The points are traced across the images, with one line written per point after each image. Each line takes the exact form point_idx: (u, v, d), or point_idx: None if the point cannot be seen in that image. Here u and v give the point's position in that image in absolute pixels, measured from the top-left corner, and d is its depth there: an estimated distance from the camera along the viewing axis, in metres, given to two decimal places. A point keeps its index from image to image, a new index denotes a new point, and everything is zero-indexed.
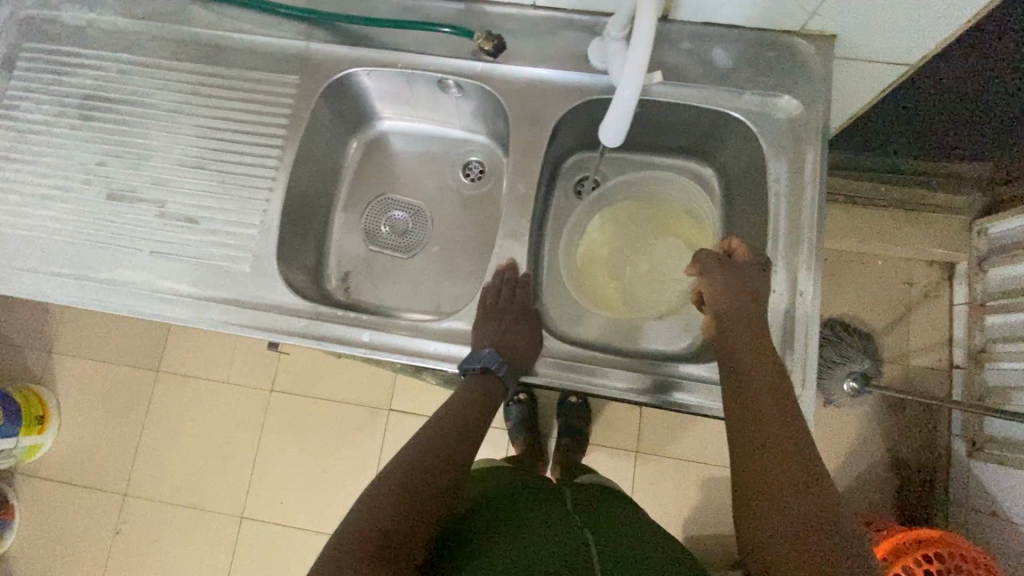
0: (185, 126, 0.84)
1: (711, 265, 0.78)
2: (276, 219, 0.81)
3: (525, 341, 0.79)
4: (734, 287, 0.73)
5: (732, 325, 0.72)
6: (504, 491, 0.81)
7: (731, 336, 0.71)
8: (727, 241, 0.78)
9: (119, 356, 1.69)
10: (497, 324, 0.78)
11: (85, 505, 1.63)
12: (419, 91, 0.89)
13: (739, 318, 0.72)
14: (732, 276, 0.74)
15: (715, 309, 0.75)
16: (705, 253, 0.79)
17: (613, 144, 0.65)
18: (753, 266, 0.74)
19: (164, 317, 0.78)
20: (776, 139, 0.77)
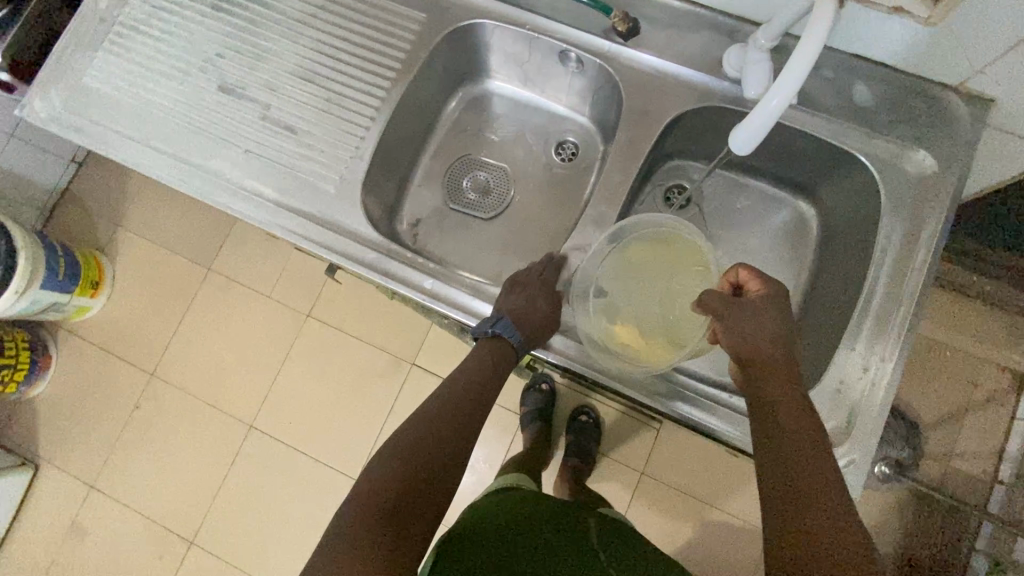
0: (305, 37, 0.85)
1: (723, 305, 0.63)
2: (371, 148, 0.82)
3: (542, 318, 0.73)
4: (753, 329, 0.62)
5: (763, 367, 0.61)
6: (512, 510, 0.83)
7: (760, 375, 0.61)
8: (733, 272, 0.66)
9: (179, 245, 1.76)
10: (517, 295, 0.75)
11: (116, 374, 1.71)
12: (537, 58, 0.87)
13: (766, 360, 0.61)
14: (749, 316, 0.62)
15: (738, 357, 0.62)
16: (708, 296, 0.63)
17: (742, 152, 0.63)
18: (767, 300, 0.63)
19: (244, 215, 0.80)
20: (897, 194, 0.72)
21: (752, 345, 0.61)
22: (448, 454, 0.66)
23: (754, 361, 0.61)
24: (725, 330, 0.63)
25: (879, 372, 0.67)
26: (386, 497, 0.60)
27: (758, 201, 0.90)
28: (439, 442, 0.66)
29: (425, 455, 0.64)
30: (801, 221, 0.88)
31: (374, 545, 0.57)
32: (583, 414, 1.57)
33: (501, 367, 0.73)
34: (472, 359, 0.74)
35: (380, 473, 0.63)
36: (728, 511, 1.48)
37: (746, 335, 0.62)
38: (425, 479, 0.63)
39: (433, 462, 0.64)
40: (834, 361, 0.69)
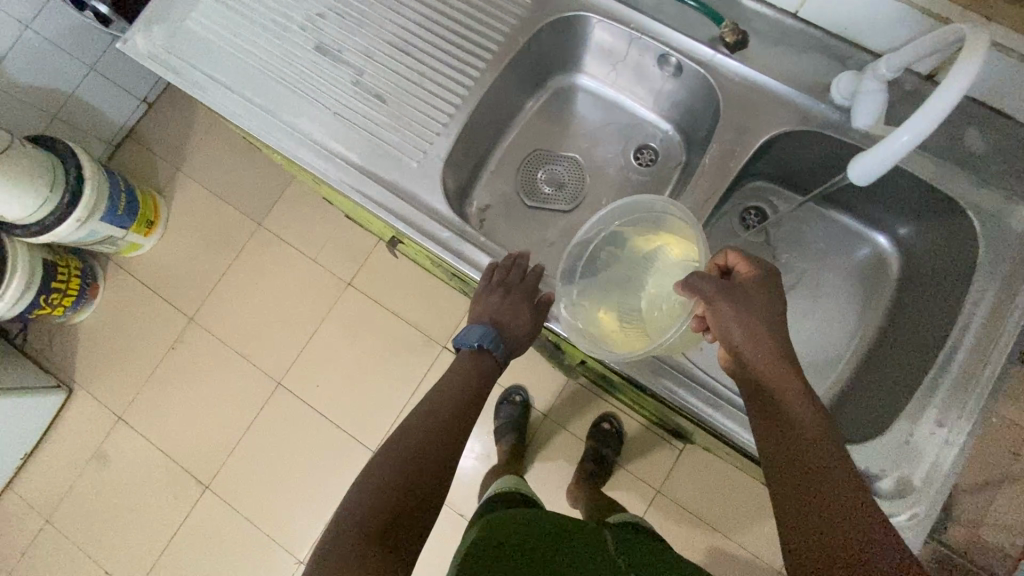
0: (407, 8, 0.85)
1: (711, 287, 0.61)
2: (458, 127, 0.81)
3: (525, 327, 0.77)
4: (747, 315, 0.60)
5: (760, 359, 0.60)
6: (530, 514, 0.87)
7: (759, 368, 0.60)
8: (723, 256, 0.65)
9: (234, 196, 1.79)
10: (500, 301, 0.77)
11: (157, 312, 1.76)
12: (634, 58, 0.86)
13: (763, 353, 0.60)
14: (741, 301, 0.61)
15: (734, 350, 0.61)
16: (698, 280, 0.61)
17: (863, 182, 0.61)
18: (756, 285, 0.62)
19: (324, 175, 0.80)
20: (998, 248, 0.69)
21: (745, 332, 0.60)
22: (438, 463, 0.69)
23: (750, 353, 0.60)
24: (717, 318, 0.61)
25: (952, 429, 0.65)
26: (379, 505, 0.63)
27: (836, 234, 0.88)
28: (430, 450, 0.70)
29: (417, 463, 0.67)
30: (879, 261, 0.85)
31: (368, 550, 0.59)
32: (604, 423, 1.55)
33: (487, 374, 0.79)
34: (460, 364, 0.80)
35: (372, 485, 0.65)
36: (739, 542, 1.46)
37: (741, 323, 0.60)
38: (418, 485, 0.66)
39: (423, 470, 0.67)
40: (907, 409, 0.66)
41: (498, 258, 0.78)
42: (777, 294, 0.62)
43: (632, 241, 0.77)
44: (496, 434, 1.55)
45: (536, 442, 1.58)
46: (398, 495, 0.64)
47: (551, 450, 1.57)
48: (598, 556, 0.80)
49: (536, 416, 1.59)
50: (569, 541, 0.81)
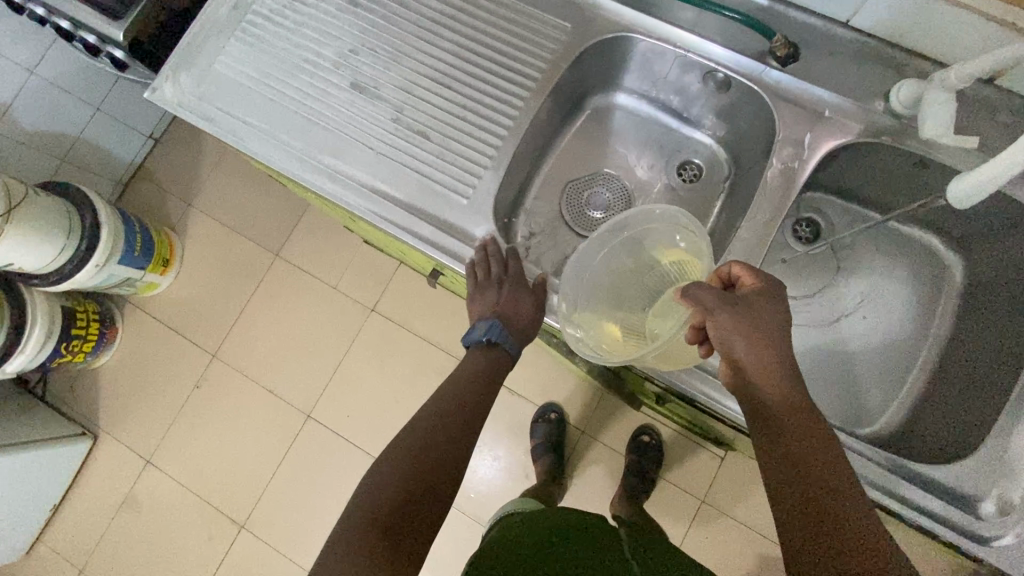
0: (443, 39, 0.83)
1: (713, 297, 0.58)
2: (506, 159, 0.79)
3: (529, 314, 0.75)
4: (750, 327, 0.58)
5: (760, 372, 0.58)
6: (533, 518, 0.83)
7: (759, 379, 0.58)
8: (727, 267, 0.62)
9: (248, 229, 1.76)
10: (491, 302, 0.75)
11: (178, 352, 1.73)
12: (678, 76, 0.84)
13: (764, 364, 0.57)
14: (745, 313, 0.58)
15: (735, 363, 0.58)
16: (700, 290, 0.58)
17: (958, 207, 0.61)
18: (763, 297, 0.59)
19: (371, 215, 0.78)
20: None
21: (746, 344, 0.57)
22: (450, 459, 0.68)
23: (751, 363, 0.58)
24: (719, 331, 0.58)
25: None
26: (397, 492, 0.63)
27: (893, 243, 0.86)
28: (444, 445, 0.69)
29: (428, 459, 0.67)
30: (944, 268, 0.83)
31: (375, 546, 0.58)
32: (643, 435, 1.52)
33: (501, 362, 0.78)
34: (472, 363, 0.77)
35: (388, 472, 0.65)
36: None
37: (743, 336, 0.57)
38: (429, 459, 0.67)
39: (435, 466, 0.67)
40: (998, 426, 0.65)
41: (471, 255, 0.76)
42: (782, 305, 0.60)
43: (638, 249, 0.75)
44: (533, 455, 1.53)
45: (574, 458, 1.55)
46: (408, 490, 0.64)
47: (590, 466, 1.55)
48: (607, 546, 0.76)
49: (573, 432, 1.57)
50: (575, 538, 0.77)
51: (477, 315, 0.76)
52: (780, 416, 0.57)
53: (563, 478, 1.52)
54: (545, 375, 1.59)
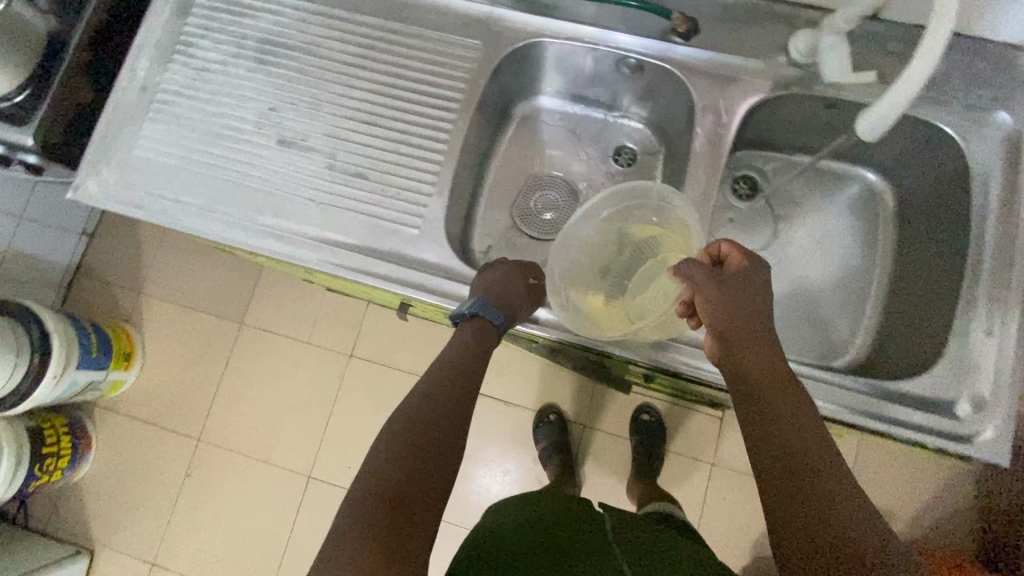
0: (359, 79, 0.83)
1: (701, 275, 0.62)
2: (448, 183, 0.79)
3: (519, 299, 0.75)
4: (736, 305, 0.61)
5: (747, 347, 0.61)
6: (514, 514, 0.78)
7: (746, 356, 0.61)
8: (715, 245, 0.65)
9: (207, 304, 1.72)
10: (502, 282, 0.76)
11: (160, 444, 1.67)
12: (593, 68, 0.87)
13: (751, 338, 0.61)
14: (731, 290, 0.62)
15: (721, 335, 0.61)
16: (691, 267, 0.61)
17: (867, 138, 0.64)
18: (748, 276, 0.63)
19: (328, 266, 0.78)
20: (987, 158, 0.72)
21: (732, 321, 0.61)
22: (451, 429, 0.66)
23: (738, 339, 0.61)
24: (706, 306, 0.61)
25: (1002, 334, 0.68)
26: (396, 487, 0.59)
27: (826, 182, 0.91)
28: (444, 416, 0.66)
29: (429, 433, 0.64)
30: (876, 196, 0.88)
31: (396, 533, 0.56)
32: (643, 413, 1.55)
33: (484, 346, 0.73)
34: (459, 338, 0.73)
35: (383, 466, 0.61)
36: None
37: (729, 312, 0.61)
38: (429, 449, 0.63)
39: (439, 439, 0.64)
40: (955, 329, 0.69)
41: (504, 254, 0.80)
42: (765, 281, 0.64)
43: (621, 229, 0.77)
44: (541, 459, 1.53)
45: (583, 453, 1.56)
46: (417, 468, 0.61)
47: (599, 456, 1.56)
48: (594, 544, 0.72)
49: (575, 427, 1.58)
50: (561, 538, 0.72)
51: (475, 290, 0.75)
52: (764, 393, 0.60)
53: (575, 475, 1.53)
54: (536, 378, 1.60)
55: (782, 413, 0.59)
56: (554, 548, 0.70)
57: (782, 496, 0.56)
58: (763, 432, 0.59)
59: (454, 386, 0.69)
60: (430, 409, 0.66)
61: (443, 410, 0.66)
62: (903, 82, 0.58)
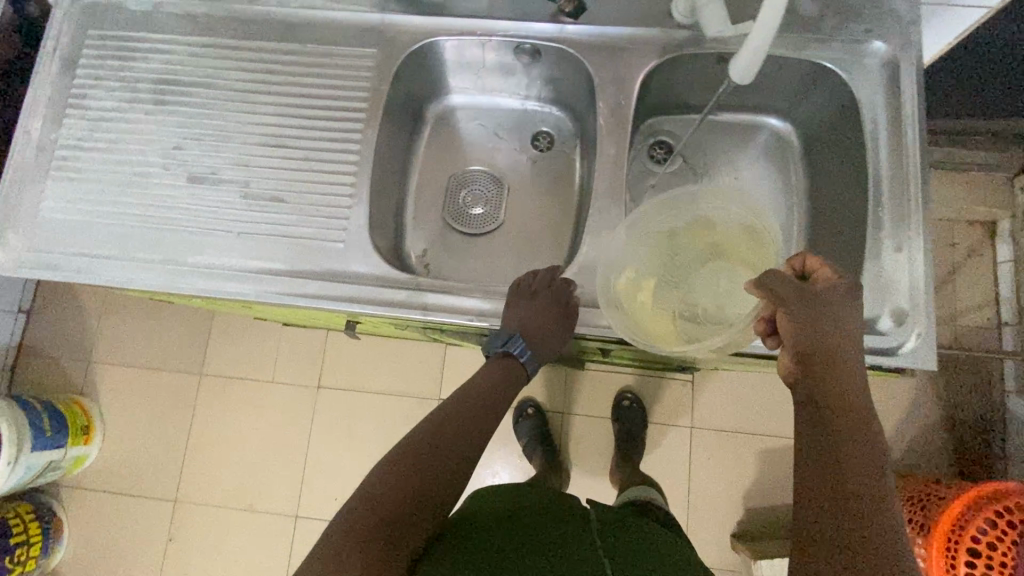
0: (262, 104, 0.82)
1: (787, 289, 0.60)
2: (366, 192, 0.79)
3: (553, 332, 0.76)
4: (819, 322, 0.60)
5: (827, 365, 0.60)
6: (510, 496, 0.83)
7: (825, 375, 0.60)
8: (801, 260, 0.63)
9: (163, 361, 1.67)
10: (534, 310, 0.75)
11: (135, 514, 1.61)
12: (494, 59, 0.88)
13: (832, 356, 0.60)
14: (817, 308, 0.60)
15: (800, 352, 0.61)
16: (780, 281, 0.60)
17: (740, 82, 0.67)
18: (836, 292, 0.61)
19: (257, 296, 0.76)
20: (869, 85, 0.76)
21: (814, 338, 0.60)
22: (460, 456, 0.72)
23: (816, 356, 0.60)
24: (788, 321, 0.60)
25: (910, 249, 0.71)
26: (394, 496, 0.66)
27: (737, 134, 0.94)
28: (455, 442, 0.73)
29: (437, 455, 0.71)
30: (783, 139, 0.92)
31: (383, 536, 0.63)
32: (624, 399, 1.55)
33: (512, 374, 0.80)
34: (489, 371, 0.80)
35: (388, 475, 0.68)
36: (781, 435, 1.53)
37: (812, 329, 0.60)
38: (432, 468, 0.69)
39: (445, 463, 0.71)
40: (867, 252, 0.72)
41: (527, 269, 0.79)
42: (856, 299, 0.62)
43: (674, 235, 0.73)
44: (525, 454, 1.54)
45: (566, 441, 1.57)
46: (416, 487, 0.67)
47: (582, 440, 1.57)
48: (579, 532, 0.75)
49: (554, 417, 1.59)
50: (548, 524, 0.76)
51: (509, 322, 0.75)
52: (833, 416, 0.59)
53: (561, 464, 1.54)
54: None
55: (847, 441, 0.57)
56: (537, 538, 0.72)
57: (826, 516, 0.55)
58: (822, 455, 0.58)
59: (471, 414, 0.76)
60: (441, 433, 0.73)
61: (452, 436, 0.73)
62: (765, 21, 0.61)
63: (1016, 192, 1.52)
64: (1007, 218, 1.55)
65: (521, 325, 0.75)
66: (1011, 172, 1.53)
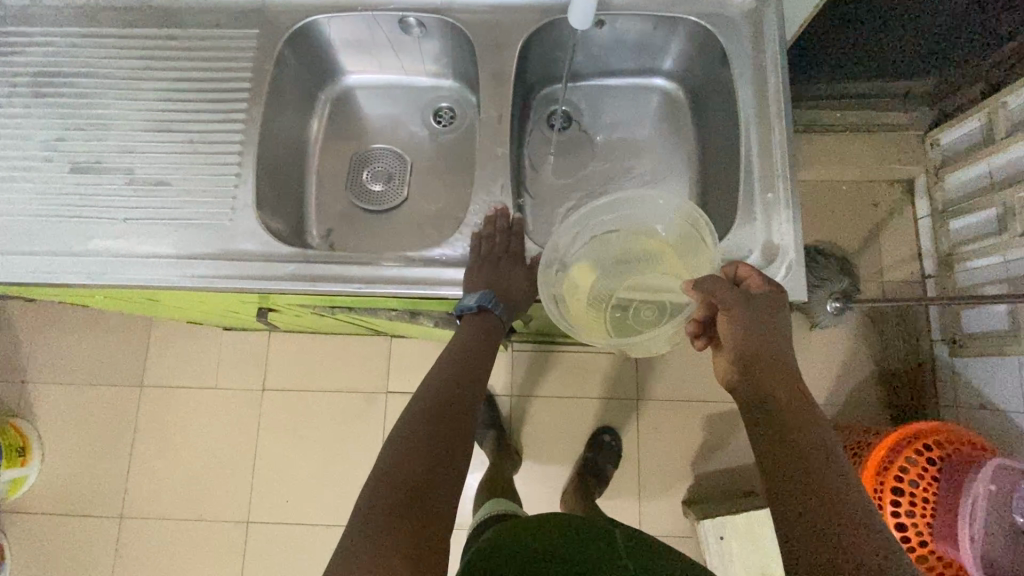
0: (147, 91, 0.82)
1: (726, 294, 0.66)
2: (252, 170, 0.79)
3: (523, 289, 0.76)
4: (754, 321, 0.66)
5: (765, 364, 0.65)
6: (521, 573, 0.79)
7: (764, 373, 0.65)
8: (734, 267, 0.69)
9: (100, 376, 1.63)
10: (494, 270, 0.75)
11: (81, 535, 1.56)
12: (382, 37, 0.89)
13: (767, 357, 0.66)
14: (752, 308, 0.66)
15: (739, 352, 0.66)
16: (715, 285, 0.65)
17: (580, 26, 0.70)
18: (767, 296, 0.67)
19: (143, 281, 0.75)
20: (735, 37, 0.80)
21: (753, 338, 0.65)
22: (465, 425, 0.72)
23: (755, 356, 0.66)
24: (729, 320, 0.66)
25: (779, 188, 0.73)
26: (414, 472, 0.65)
27: (631, 97, 0.96)
28: (462, 410, 0.73)
29: (446, 427, 0.70)
30: (675, 100, 0.94)
31: (415, 510, 0.62)
32: (604, 435, 1.54)
33: (491, 331, 0.77)
34: (469, 328, 0.77)
35: (403, 452, 0.67)
36: (724, 400, 1.56)
37: (750, 329, 0.66)
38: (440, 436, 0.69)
39: (456, 432, 0.71)
40: (742, 196, 0.74)
41: (477, 228, 0.77)
42: (783, 304, 0.68)
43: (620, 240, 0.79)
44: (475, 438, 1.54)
45: (516, 423, 1.58)
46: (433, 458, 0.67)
47: (532, 421, 1.58)
48: None
49: (503, 400, 1.59)
50: None
51: (471, 284, 0.74)
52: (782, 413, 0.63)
53: (511, 447, 1.54)
54: None
55: (800, 436, 0.62)
56: None
57: (803, 510, 0.57)
58: (781, 451, 0.61)
59: (471, 378, 0.75)
60: (443, 400, 0.72)
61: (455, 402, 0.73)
62: None
63: (928, 147, 1.57)
64: (921, 173, 1.60)
65: (412, 290, 0.75)
66: (923, 128, 1.59)
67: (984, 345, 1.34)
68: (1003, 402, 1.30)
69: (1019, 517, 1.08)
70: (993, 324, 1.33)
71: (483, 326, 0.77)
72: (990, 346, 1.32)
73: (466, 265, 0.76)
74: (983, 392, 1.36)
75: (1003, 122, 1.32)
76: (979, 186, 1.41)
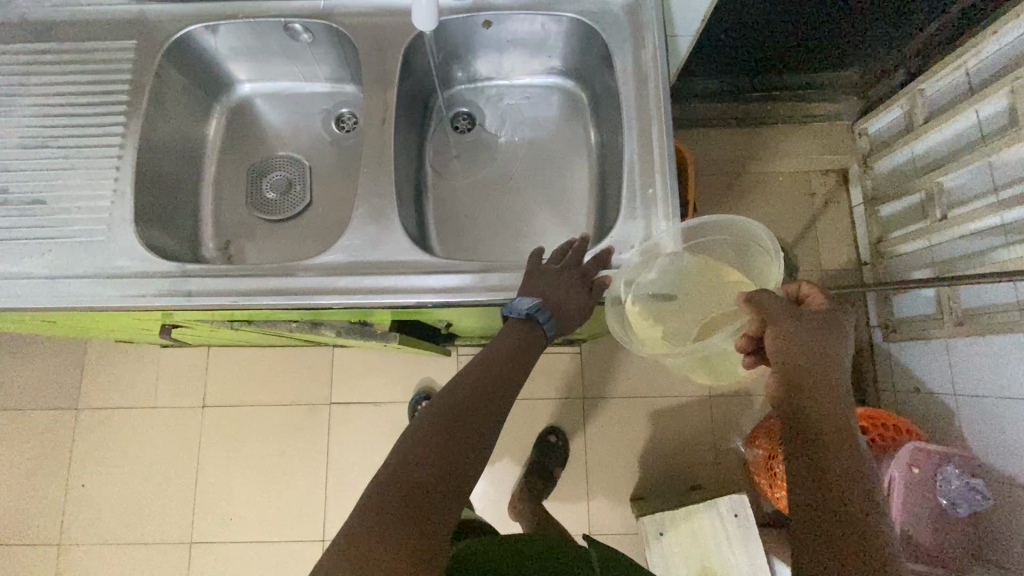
0: (21, 107, 0.79)
1: (780, 313, 0.63)
2: (130, 184, 0.77)
3: (579, 307, 0.72)
4: (806, 340, 0.63)
5: (813, 386, 0.62)
6: None
7: (809, 393, 0.62)
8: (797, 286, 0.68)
9: (33, 401, 1.58)
10: (557, 281, 0.71)
11: (16, 565, 1.51)
12: (271, 43, 0.88)
13: (816, 379, 0.62)
14: (805, 328, 0.63)
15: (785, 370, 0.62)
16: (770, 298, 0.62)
17: (428, 28, 0.72)
18: (824, 319, 0.65)
19: (12, 302, 0.72)
20: (616, 34, 0.81)
21: (803, 357, 0.62)
22: (488, 428, 0.61)
23: (801, 377, 0.62)
24: (780, 335, 0.63)
25: (660, 183, 0.74)
26: (421, 475, 0.53)
27: (534, 96, 0.95)
28: (488, 413, 0.62)
29: (466, 428, 0.59)
30: (575, 98, 0.94)
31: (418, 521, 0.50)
32: (550, 435, 1.53)
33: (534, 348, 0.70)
34: (508, 336, 0.70)
35: (412, 453, 0.55)
36: (669, 395, 1.56)
37: (800, 347, 0.62)
38: (458, 439, 0.57)
39: (480, 438, 0.59)
40: (624, 192, 0.75)
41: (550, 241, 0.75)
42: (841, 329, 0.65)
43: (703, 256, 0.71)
44: None
45: None
46: (447, 459, 0.55)
47: None
48: None
49: None
50: None
51: (529, 289, 0.70)
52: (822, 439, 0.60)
53: None
54: (398, 370, 1.59)
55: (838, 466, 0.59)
56: None
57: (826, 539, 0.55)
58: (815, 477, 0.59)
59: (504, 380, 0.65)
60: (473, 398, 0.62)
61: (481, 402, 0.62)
62: None
63: (856, 137, 1.59)
64: (853, 161, 1.61)
65: (293, 301, 0.72)
66: (851, 117, 1.61)
67: (910, 330, 1.35)
68: (932, 385, 1.30)
69: (942, 499, 1.09)
70: (920, 308, 1.34)
71: (524, 338, 0.69)
72: (915, 331, 1.33)
73: (526, 269, 0.72)
74: (915, 376, 1.36)
75: (920, 109, 1.34)
76: (904, 172, 1.43)
